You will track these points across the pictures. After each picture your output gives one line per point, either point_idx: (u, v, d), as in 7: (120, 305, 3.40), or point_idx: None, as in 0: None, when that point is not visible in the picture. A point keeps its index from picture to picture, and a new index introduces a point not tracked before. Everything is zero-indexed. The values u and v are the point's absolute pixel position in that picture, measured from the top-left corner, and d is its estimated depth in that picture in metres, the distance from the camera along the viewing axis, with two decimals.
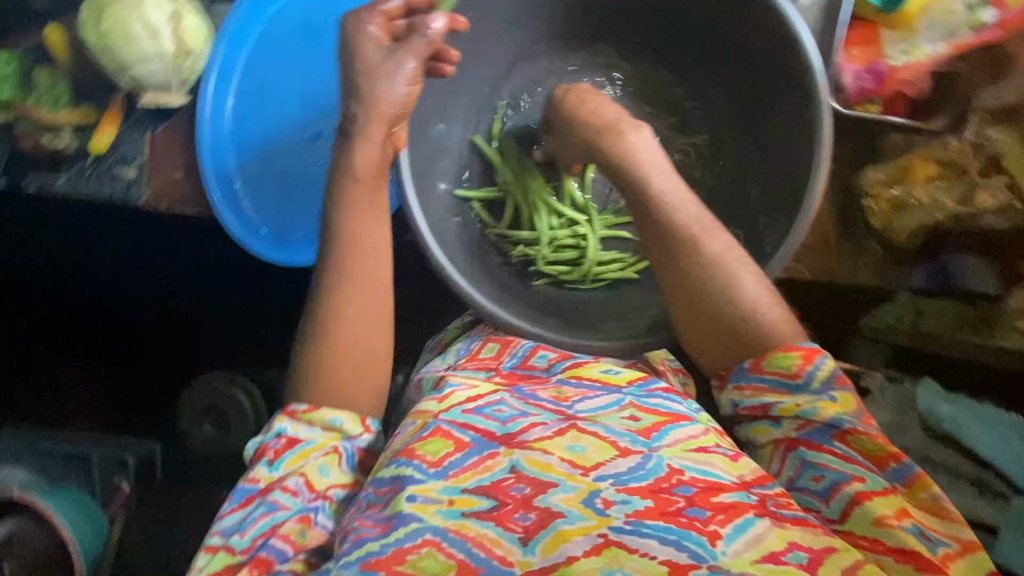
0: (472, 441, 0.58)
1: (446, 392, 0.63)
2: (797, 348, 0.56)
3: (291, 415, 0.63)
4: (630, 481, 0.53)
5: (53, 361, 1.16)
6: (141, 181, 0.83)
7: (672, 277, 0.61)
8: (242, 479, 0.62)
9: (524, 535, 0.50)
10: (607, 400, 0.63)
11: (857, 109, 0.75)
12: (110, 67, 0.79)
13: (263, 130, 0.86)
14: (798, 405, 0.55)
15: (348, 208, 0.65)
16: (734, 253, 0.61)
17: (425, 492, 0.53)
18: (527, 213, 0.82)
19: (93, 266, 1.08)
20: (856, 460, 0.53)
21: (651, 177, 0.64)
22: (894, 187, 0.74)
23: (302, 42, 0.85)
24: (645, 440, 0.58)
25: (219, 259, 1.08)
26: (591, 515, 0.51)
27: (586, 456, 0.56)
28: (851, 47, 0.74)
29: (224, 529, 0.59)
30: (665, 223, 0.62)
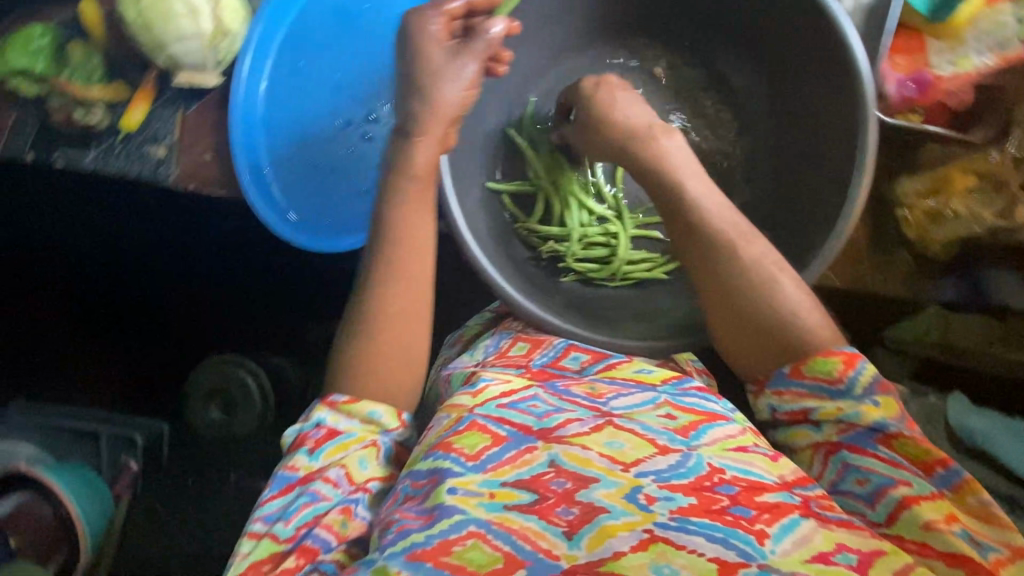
0: (508, 435, 0.58)
1: (480, 386, 0.64)
2: (837, 354, 0.55)
3: (331, 405, 0.65)
4: (672, 478, 0.54)
5: (70, 338, 1.16)
6: (171, 161, 0.83)
7: (707, 280, 0.61)
8: (283, 467, 0.63)
9: (568, 529, 0.50)
10: (641, 398, 0.65)
11: (898, 118, 0.74)
12: (147, 45, 0.79)
13: (295, 114, 0.85)
14: (841, 409, 0.55)
15: (400, 206, 0.67)
16: (772, 257, 0.61)
17: (465, 485, 0.53)
18: (558, 209, 0.81)
19: (115, 245, 1.08)
20: (902, 464, 0.53)
21: (686, 179, 0.64)
22: (931, 198, 0.74)
23: (336, 26, 0.84)
24: (683, 438, 0.59)
25: (240, 244, 1.07)
26: (635, 511, 0.51)
27: (624, 452, 0.56)
28: (895, 55, 0.73)
29: (267, 516, 0.60)
30: (705, 227, 0.62)
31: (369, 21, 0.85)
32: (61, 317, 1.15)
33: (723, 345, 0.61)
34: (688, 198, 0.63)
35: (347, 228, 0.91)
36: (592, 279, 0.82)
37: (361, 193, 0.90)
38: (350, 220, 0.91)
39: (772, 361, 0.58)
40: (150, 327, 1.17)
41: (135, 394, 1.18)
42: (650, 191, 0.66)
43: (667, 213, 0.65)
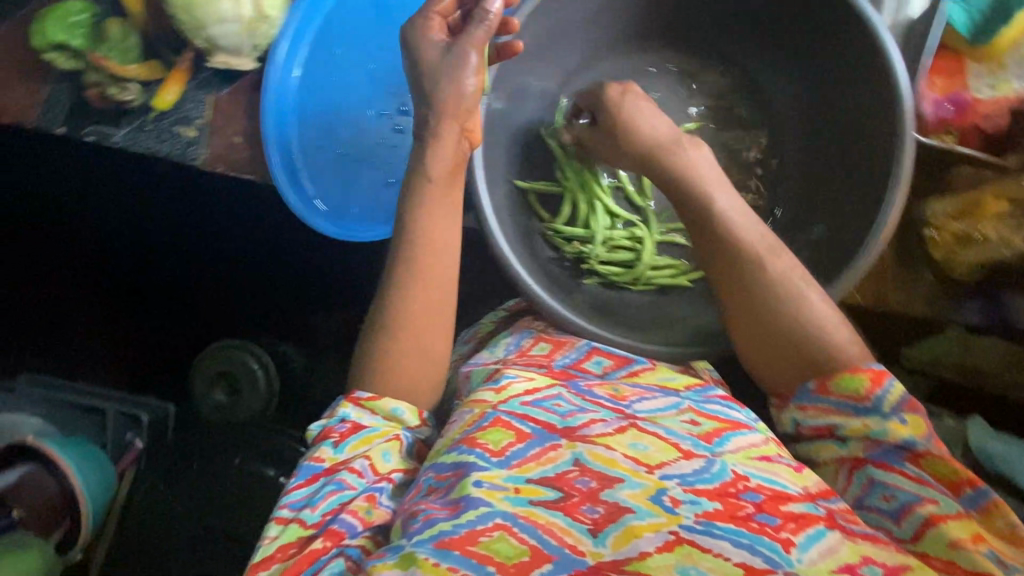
0: (532, 432, 0.59)
1: (503, 383, 0.65)
2: (865, 371, 0.55)
3: (355, 402, 0.66)
4: (696, 483, 0.54)
5: (89, 313, 1.17)
6: (200, 142, 0.84)
7: (734, 292, 0.61)
8: (307, 458, 0.63)
9: (594, 526, 0.50)
10: (664, 402, 0.66)
11: (933, 138, 0.74)
12: (185, 24, 0.76)
13: (327, 103, 0.85)
14: (867, 426, 0.55)
15: (421, 205, 0.68)
16: (799, 272, 0.61)
17: (491, 479, 0.53)
18: (585, 210, 0.81)
19: (139, 222, 1.09)
20: (930, 483, 0.53)
21: (713, 192, 0.64)
22: (959, 221, 0.74)
23: (373, 17, 0.85)
24: (706, 444, 0.60)
25: (263, 229, 1.08)
26: (660, 513, 0.51)
27: (649, 454, 0.57)
28: (933, 75, 0.74)
29: (293, 503, 0.60)
30: (734, 237, 0.62)
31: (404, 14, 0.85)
32: (79, 291, 1.16)
33: (746, 357, 0.62)
34: (716, 210, 0.63)
35: (372, 217, 0.91)
36: (615, 283, 0.82)
37: (388, 184, 0.90)
38: (376, 210, 0.91)
39: (796, 374, 0.59)
40: (163, 305, 1.18)
41: (147, 370, 1.20)
42: (674, 203, 0.66)
43: (693, 227, 0.64)
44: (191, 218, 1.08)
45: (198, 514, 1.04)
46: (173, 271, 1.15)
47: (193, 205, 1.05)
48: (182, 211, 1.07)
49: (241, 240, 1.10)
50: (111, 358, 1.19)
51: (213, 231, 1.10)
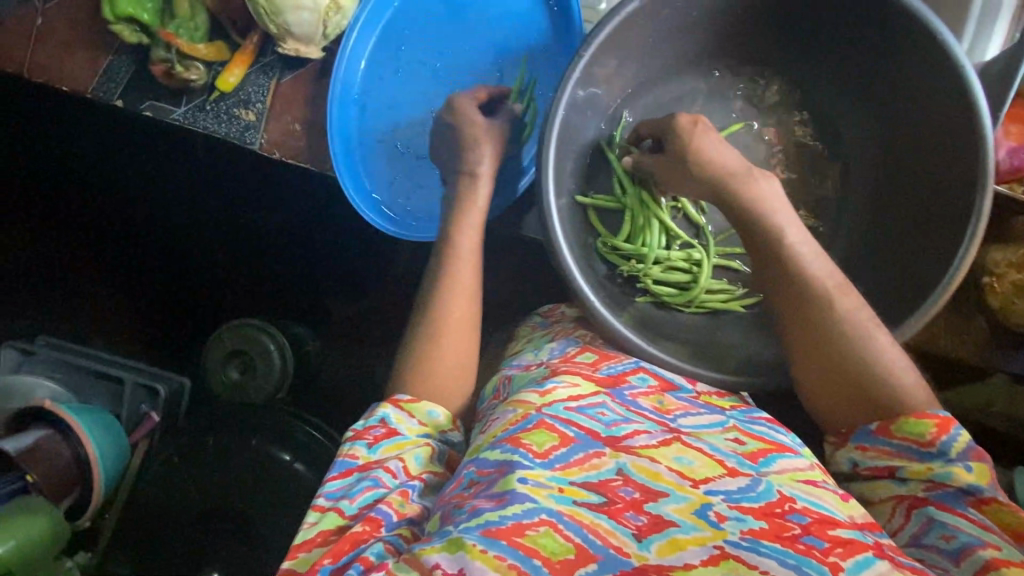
0: (576, 437, 0.54)
1: (547, 387, 0.60)
2: (932, 416, 0.54)
3: (396, 404, 0.66)
4: (742, 500, 0.50)
5: (126, 284, 1.17)
6: (259, 127, 0.84)
7: (800, 329, 0.61)
8: (341, 455, 0.62)
9: (638, 532, 0.47)
10: (709, 419, 0.62)
11: (1003, 186, 0.74)
12: (262, 8, 0.76)
13: (391, 96, 0.84)
14: (931, 468, 0.54)
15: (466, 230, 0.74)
16: (867, 313, 0.60)
17: (535, 476, 0.49)
18: (644, 226, 0.81)
19: (192, 196, 1.12)
20: (993, 529, 0.51)
21: (787, 226, 0.62)
22: (1020, 271, 0.73)
23: (439, 14, 0.83)
24: (752, 463, 0.55)
25: (313, 212, 1.10)
26: (705, 526, 0.47)
27: (693, 469, 0.53)
28: (1010, 123, 0.73)
29: (329, 493, 0.59)
30: (805, 267, 0.61)
31: (476, 13, 0.84)
32: (122, 263, 1.17)
33: (804, 389, 0.62)
34: (782, 239, 0.62)
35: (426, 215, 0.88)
36: (666, 303, 0.81)
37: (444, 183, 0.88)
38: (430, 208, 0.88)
39: (859, 412, 0.59)
40: (196, 281, 1.17)
41: (174, 345, 1.18)
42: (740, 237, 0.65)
43: (762, 260, 0.64)
44: (249, 198, 1.11)
45: (219, 492, 1.03)
46: (213, 249, 1.15)
47: (255, 184, 1.10)
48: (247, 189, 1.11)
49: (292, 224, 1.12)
50: (140, 330, 1.18)
51: (266, 213, 1.12)
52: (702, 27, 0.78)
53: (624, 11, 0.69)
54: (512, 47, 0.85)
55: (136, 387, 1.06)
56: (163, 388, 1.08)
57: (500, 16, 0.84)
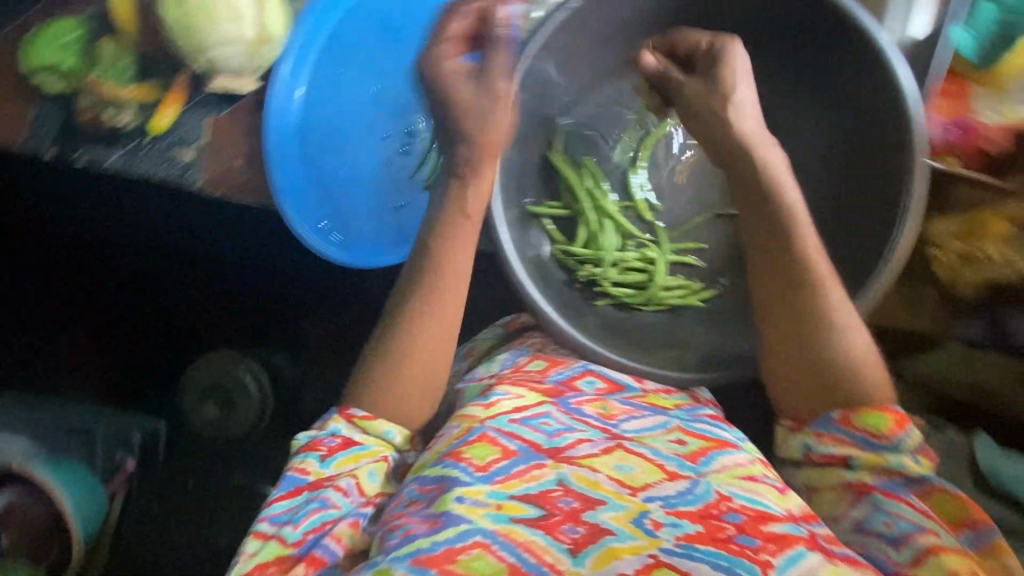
0: (519, 450, 0.59)
1: (492, 399, 0.64)
2: (891, 412, 0.56)
3: (348, 418, 0.64)
4: (679, 504, 0.55)
5: (69, 321, 1.07)
6: (198, 166, 0.81)
7: (773, 323, 0.61)
8: (290, 469, 0.62)
9: (573, 546, 0.51)
10: (654, 421, 0.65)
11: (938, 160, 0.75)
12: (184, 45, 0.76)
13: (335, 123, 0.84)
14: (885, 458, 0.56)
15: (450, 239, 0.68)
16: (850, 309, 0.59)
17: (473, 495, 0.53)
18: (598, 229, 0.81)
19: (119, 235, 0.99)
20: (932, 515, 0.53)
21: (797, 209, 0.61)
22: (962, 240, 0.77)
23: (378, 36, 0.83)
24: (692, 464, 0.60)
25: (253, 250, 1.00)
26: (641, 536, 0.52)
27: (633, 476, 0.58)
28: (938, 98, 0.74)
29: (274, 517, 0.59)
30: (794, 253, 0.60)
31: (413, 35, 0.83)
32: (61, 297, 1.05)
33: (774, 382, 0.62)
34: (787, 207, 0.61)
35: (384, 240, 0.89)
36: (627, 305, 0.81)
37: (398, 209, 0.88)
38: (385, 233, 0.89)
39: (821, 401, 0.59)
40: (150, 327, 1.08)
41: (135, 380, 1.10)
42: (738, 186, 0.64)
43: (767, 225, 0.61)
44: (163, 232, 0.98)
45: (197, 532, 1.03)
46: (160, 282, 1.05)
47: (168, 216, 0.95)
48: (156, 224, 0.98)
49: (217, 261, 1.02)
50: (93, 368, 1.09)
51: (192, 251, 1.01)
52: (640, 26, 0.76)
53: (556, 21, 0.69)
54: None
55: (108, 435, 1.03)
56: (139, 434, 1.06)
57: None
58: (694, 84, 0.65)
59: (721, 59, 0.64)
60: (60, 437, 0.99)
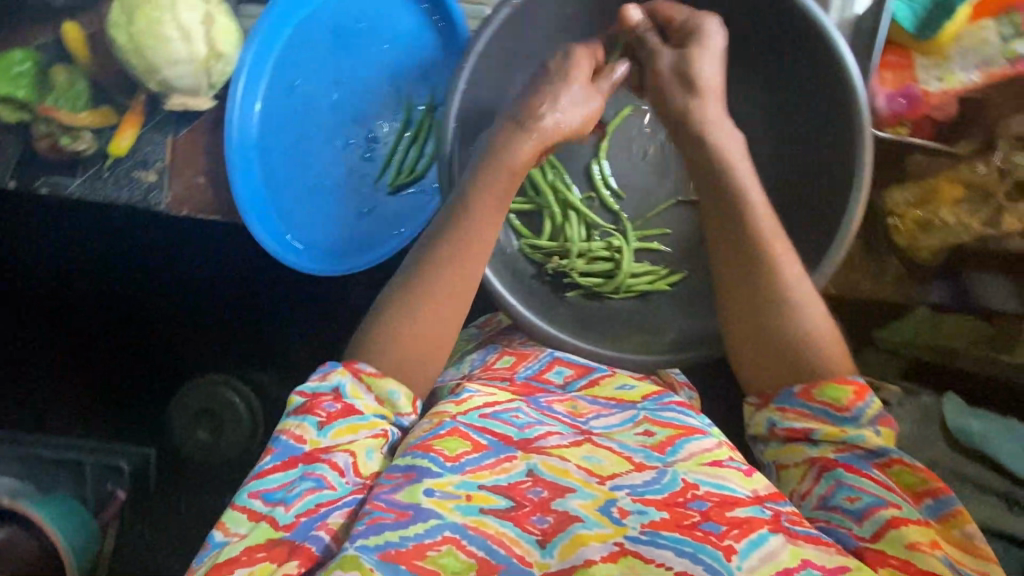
0: (489, 444, 0.58)
1: (463, 396, 0.63)
2: (851, 383, 0.55)
3: (355, 373, 0.58)
4: (646, 493, 0.55)
5: (44, 354, 1.04)
6: (162, 185, 0.81)
7: (731, 299, 0.62)
8: (284, 434, 0.56)
9: (542, 537, 0.51)
10: (621, 417, 0.65)
11: (889, 131, 0.77)
12: (138, 69, 0.78)
13: (293, 134, 0.83)
14: (845, 431, 0.55)
15: (483, 189, 0.63)
16: (805, 285, 0.60)
17: (442, 487, 0.53)
18: (563, 223, 0.82)
19: (84, 263, 0.98)
20: (895, 489, 0.52)
21: (748, 186, 0.62)
22: (918, 208, 0.78)
23: (331, 46, 0.82)
24: (658, 455, 0.59)
25: (223, 270, 0.97)
26: (607, 524, 0.52)
27: (602, 466, 0.57)
28: (883, 70, 0.76)
29: (267, 494, 0.53)
30: (750, 232, 0.61)
31: (366, 41, 0.83)
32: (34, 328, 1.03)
33: (737, 362, 0.62)
34: (743, 189, 0.62)
35: (347, 249, 0.87)
36: (596, 293, 0.82)
37: (363, 215, 0.88)
38: (352, 240, 0.87)
39: (781, 377, 0.59)
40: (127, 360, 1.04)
41: (116, 409, 1.06)
42: (694, 158, 0.65)
43: (716, 200, 0.63)
44: (130, 257, 0.97)
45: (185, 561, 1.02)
46: (130, 307, 1.01)
47: (139, 245, 0.96)
48: (123, 249, 0.96)
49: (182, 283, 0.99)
50: (71, 400, 1.06)
51: (157, 275, 0.99)
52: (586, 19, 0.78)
53: (500, 18, 0.67)
54: (407, 69, 0.85)
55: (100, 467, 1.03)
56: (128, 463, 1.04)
57: (391, 40, 0.83)
58: (669, 54, 0.67)
59: (693, 34, 0.67)
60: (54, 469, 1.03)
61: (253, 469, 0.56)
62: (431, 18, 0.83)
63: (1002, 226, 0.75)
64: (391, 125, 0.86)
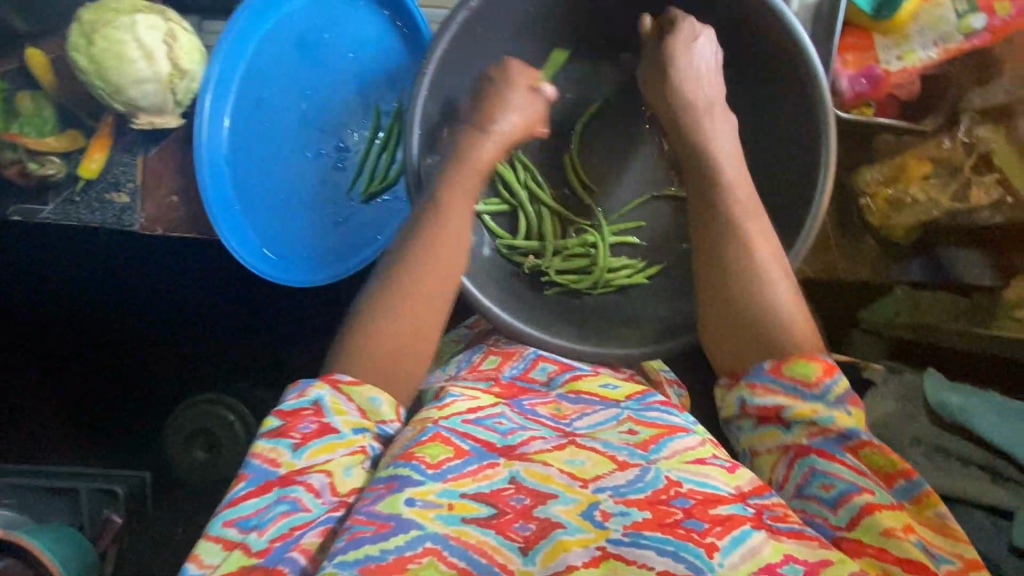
0: (471, 449, 0.54)
1: (446, 401, 0.59)
2: (818, 360, 0.55)
3: (333, 383, 0.55)
4: (629, 493, 0.51)
5: (23, 384, 1.01)
6: (135, 207, 0.81)
7: (709, 277, 0.62)
8: (257, 457, 0.52)
9: (525, 544, 0.48)
10: (604, 415, 0.62)
11: (853, 112, 0.79)
12: (102, 90, 0.78)
13: (262, 148, 0.83)
14: (815, 411, 0.54)
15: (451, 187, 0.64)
16: (779, 261, 0.61)
17: (423, 495, 0.49)
18: (537, 222, 0.82)
19: (60, 288, 0.96)
20: (867, 473, 0.52)
21: (724, 162, 0.63)
22: (890, 186, 0.81)
23: (297, 58, 0.83)
24: (642, 452, 0.55)
25: (199, 285, 0.97)
26: (590, 528, 0.49)
27: (585, 469, 0.54)
28: (845, 52, 0.77)
29: (242, 521, 0.49)
30: (716, 217, 0.62)
31: (331, 50, 0.83)
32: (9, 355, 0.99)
33: (709, 343, 0.63)
34: (721, 172, 0.63)
35: (323, 259, 0.87)
36: (575, 290, 0.82)
37: (337, 224, 0.87)
38: (324, 249, 0.87)
39: (752, 356, 0.59)
40: (101, 380, 1.02)
41: (102, 434, 1.03)
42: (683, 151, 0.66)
43: (701, 183, 0.64)
44: (108, 279, 0.96)
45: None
46: (111, 328, 1.00)
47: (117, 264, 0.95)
48: (101, 272, 0.96)
49: (166, 301, 0.98)
50: (51, 431, 1.02)
51: (139, 296, 0.98)
52: (548, 18, 0.78)
53: (457, 20, 0.67)
54: (374, 76, 0.85)
55: (93, 492, 0.94)
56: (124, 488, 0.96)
57: (356, 47, 0.84)
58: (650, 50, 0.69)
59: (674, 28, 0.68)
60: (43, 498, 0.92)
61: (225, 497, 0.51)
62: (395, 24, 0.84)
63: (970, 200, 0.78)
64: (361, 132, 0.86)
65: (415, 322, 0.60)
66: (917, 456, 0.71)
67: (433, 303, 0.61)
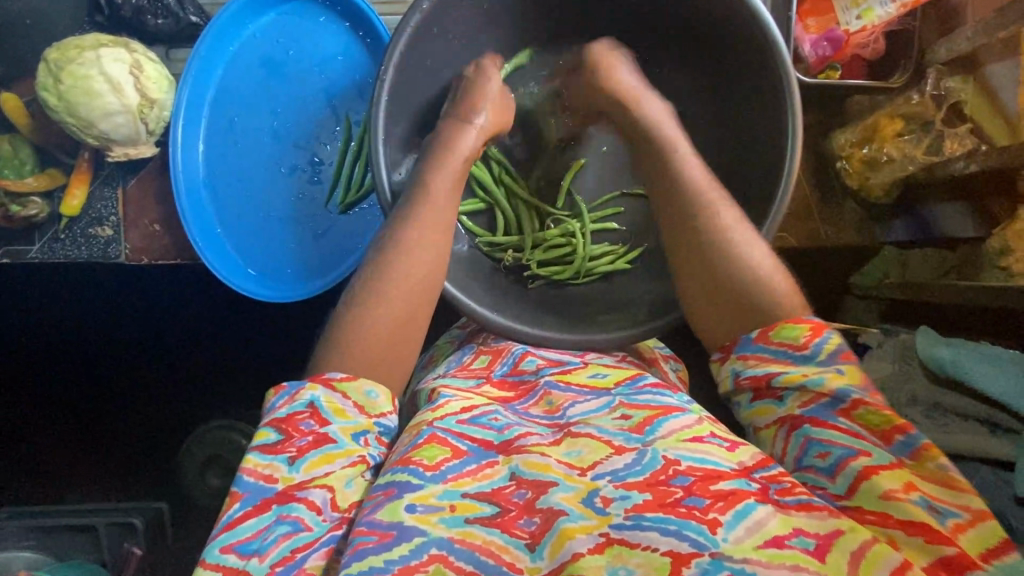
0: (469, 450, 0.54)
1: (439, 402, 0.59)
2: (805, 321, 0.55)
3: (326, 384, 0.55)
4: (627, 477, 0.50)
5: (28, 423, 1.02)
6: (119, 238, 0.85)
7: (678, 254, 0.64)
8: (252, 474, 0.51)
9: (531, 540, 0.47)
10: (596, 404, 0.60)
11: (819, 76, 0.85)
12: (74, 125, 0.80)
13: (238, 168, 0.85)
14: (805, 374, 0.53)
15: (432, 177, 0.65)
16: (744, 223, 0.62)
17: (424, 500, 0.49)
18: (515, 218, 0.84)
19: (59, 325, 0.98)
20: (862, 435, 0.50)
21: (685, 162, 0.66)
22: (865, 146, 0.87)
23: (264, 76, 0.84)
24: (638, 436, 0.54)
25: (187, 310, 0.99)
26: (591, 515, 0.48)
27: (582, 458, 0.52)
28: (806, 18, 0.84)
29: (240, 546, 0.49)
30: (678, 202, 0.64)
31: (296, 68, 0.85)
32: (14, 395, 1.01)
33: (693, 312, 0.63)
34: (687, 176, 0.65)
35: (306, 275, 0.87)
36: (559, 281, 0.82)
37: (318, 236, 0.87)
38: (310, 263, 0.87)
39: (743, 324, 0.58)
40: (99, 411, 1.02)
41: (104, 471, 1.02)
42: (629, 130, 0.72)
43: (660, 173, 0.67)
44: (104, 311, 0.97)
45: None
46: (109, 362, 1.01)
47: (109, 297, 0.97)
48: (97, 305, 0.97)
49: (161, 329, 1.00)
50: (55, 472, 1.02)
51: (135, 326, 0.99)
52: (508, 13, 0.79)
53: (409, 26, 0.66)
54: (340, 89, 0.86)
55: (110, 527, 0.92)
56: (141, 519, 0.94)
57: (319, 64, 0.85)
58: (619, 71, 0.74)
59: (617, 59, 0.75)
60: (61, 536, 0.93)
61: (221, 520, 0.50)
62: (358, 35, 0.85)
63: (943, 151, 0.84)
64: (333, 144, 0.86)
65: (391, 320, 0.60)
66: (917, 416, 0.71)
67: (408, 304, 0.60)
